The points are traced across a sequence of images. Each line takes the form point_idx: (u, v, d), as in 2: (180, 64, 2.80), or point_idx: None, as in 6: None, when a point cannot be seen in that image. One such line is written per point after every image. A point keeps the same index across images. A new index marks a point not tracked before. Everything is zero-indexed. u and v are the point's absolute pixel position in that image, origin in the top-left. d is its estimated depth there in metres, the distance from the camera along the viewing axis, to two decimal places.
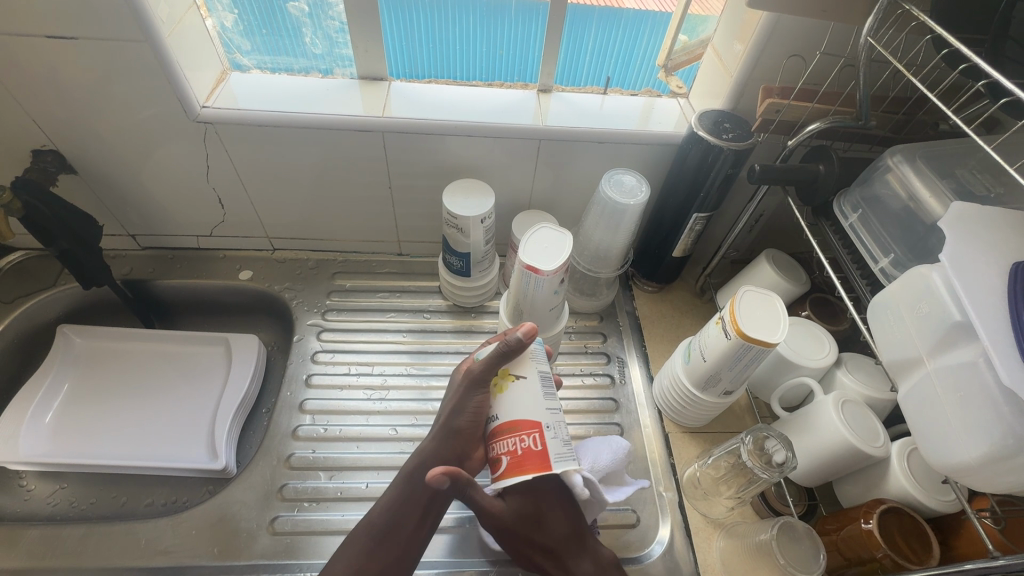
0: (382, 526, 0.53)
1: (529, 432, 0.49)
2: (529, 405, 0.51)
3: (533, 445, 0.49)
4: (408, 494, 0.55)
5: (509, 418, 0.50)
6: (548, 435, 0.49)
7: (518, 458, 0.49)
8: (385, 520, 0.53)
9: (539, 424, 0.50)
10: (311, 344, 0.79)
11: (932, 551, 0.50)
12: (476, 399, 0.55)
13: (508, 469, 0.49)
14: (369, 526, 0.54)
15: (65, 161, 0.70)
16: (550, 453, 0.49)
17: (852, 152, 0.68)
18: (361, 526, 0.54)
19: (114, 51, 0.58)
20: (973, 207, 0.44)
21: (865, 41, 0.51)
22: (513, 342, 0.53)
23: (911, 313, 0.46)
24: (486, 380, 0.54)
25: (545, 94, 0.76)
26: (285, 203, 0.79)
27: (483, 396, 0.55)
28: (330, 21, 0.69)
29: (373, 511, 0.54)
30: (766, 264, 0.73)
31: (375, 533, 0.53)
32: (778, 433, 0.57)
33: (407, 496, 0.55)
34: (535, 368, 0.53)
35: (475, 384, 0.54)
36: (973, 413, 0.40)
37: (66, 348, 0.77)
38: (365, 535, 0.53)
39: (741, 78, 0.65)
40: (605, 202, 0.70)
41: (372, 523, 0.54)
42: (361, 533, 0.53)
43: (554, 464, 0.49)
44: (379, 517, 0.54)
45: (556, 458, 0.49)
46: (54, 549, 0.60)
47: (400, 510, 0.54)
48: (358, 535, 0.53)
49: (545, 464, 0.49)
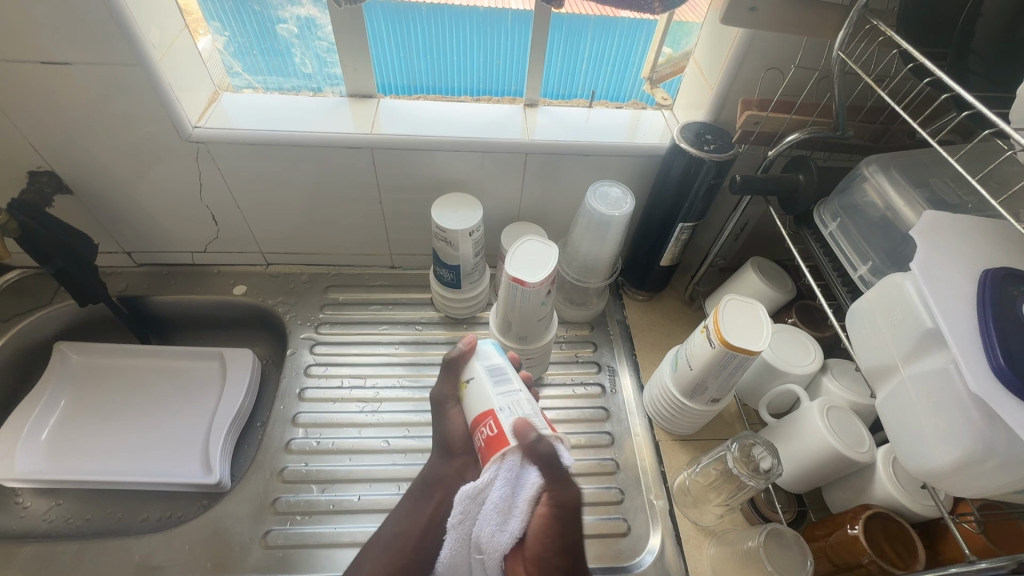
0: (390, 535, 0.55)
1: (485, 422, 0.48)
2: (481, 399, 0.50)
3: (490, 431, 0.47)
4: (414, 505, 0.57)
5: (472, 417, 0.50)
6: (501, 416, 0.47)
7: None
8: (394, 530, 0.55)
9: (490, 410, 0.49)
10: (305, 357, 0.80)
11: (917, 556, 0.51)
12: (446, 414, 0.55)
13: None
14: (378, 538, 0.55)
15: (61, 181, 0.71)
16: (506, 432, 0.46)
17: (832, 162, 0.69)
18: (372, 540, 0.55)
19: (106, 75, 0.60)
20: (943, 216, 0.45)
21: (836, 55, 0.52)
22: (454, 355, 0.55)
23: (886, 320, 0.47)
24: (450, 394, 0.55)
25: (531, 108, 0.78)
26: (277, 219, 0.80)
27: (454, 410, 0.55)
28: (320, 41, 0.70)
29: (385, 524, 0.56)
30: (752, 272, 0.73)
31: (385, 542, 0.54)
32: (765, 440, 0.58)
33: (414, 508, 0.56)
34: (482, 366, 0.53)
35: (442, 403, 0.56)
36: (945, 419, 0.41)
37: (63, 364, 0.78)
38: (375, 545, 0.55)
39: (721, 90, 0.66)
40: (590, 214, 0.71)
41: (382, 534, 0.55)
42: (375, 549, 0.54)
43: (512, 440, 0.46)
44: (389, 528, 0.56)
45: (512, 432, 0.46)
46: (49, 565, 0.60)
47: (407, 520, 0.55)
48: (369, 549, 0.54)
49: (504, 441, 0.46)
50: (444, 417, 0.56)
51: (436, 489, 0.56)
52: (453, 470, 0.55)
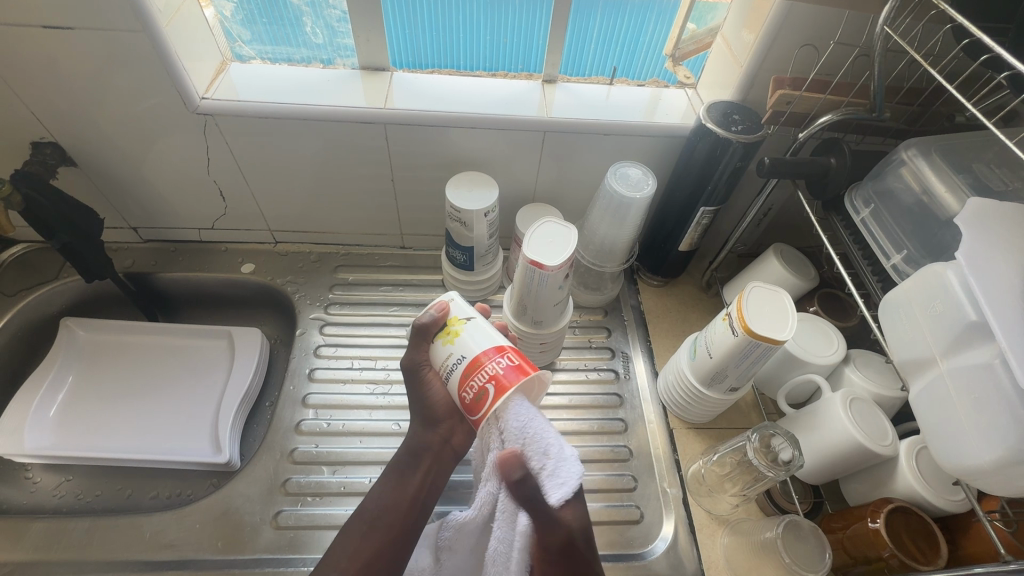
0: (375, 510, 0.50)
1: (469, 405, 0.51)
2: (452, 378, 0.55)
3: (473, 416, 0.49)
4: (399, 478, 0.53)
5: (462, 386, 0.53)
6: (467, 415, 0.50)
7: (500, 379, 0.47)
8: (379, 502, 0.51)
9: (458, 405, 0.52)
10: (314, 337, 0.79)
11: (940, 551, 0.50)
12: (424, 378, 0.53)
13: (498, 392, 0.46)
14: (361, 512, 0.50)
15: (65, 153, 0.69)
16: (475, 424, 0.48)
17: (865, 145, 0.67)
18: (356, 515, 0.50)
19: (111, 41, 0.57)
20: (989, 203, 0.44)
21: (880, 30, 0.49)
22: (424, 321, 0.53)
23: (924, 311, 0.45)
24: (425, 363, 0.54)
25: (549, 84, 0.75)
26: (286, 196, 0.78)
27: (432, 375, 0.53)
28: (330, 9, 0.68)
29: (367, 495, 0.52)
30: (774, 258, 0.71)
31: (371, 516, 0.50)
32: (785, 431, 0.56)
33: (398, 478, 0.53)
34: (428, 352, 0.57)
35: (416, 369, 0.54)
36: (988, 415, 0.40)
37: (70, 341, 0.77)
38: (360, 520, 0.50)
39: (751, 68, 0.63)
40: (610, 196, 0.69)
41: (366, 508, 0.51)
42: (360, 525, 0.49)
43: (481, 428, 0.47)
44: (373, 501, 0.51)
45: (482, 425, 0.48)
46: (60, 542, 0.60)
47: (392, 492, 0.52)
48: (353, 523, 0.50)
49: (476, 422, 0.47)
50: (422, 384, 0.53)
51: (421, 457, 0.54)
52: (438, 437, 0.54)
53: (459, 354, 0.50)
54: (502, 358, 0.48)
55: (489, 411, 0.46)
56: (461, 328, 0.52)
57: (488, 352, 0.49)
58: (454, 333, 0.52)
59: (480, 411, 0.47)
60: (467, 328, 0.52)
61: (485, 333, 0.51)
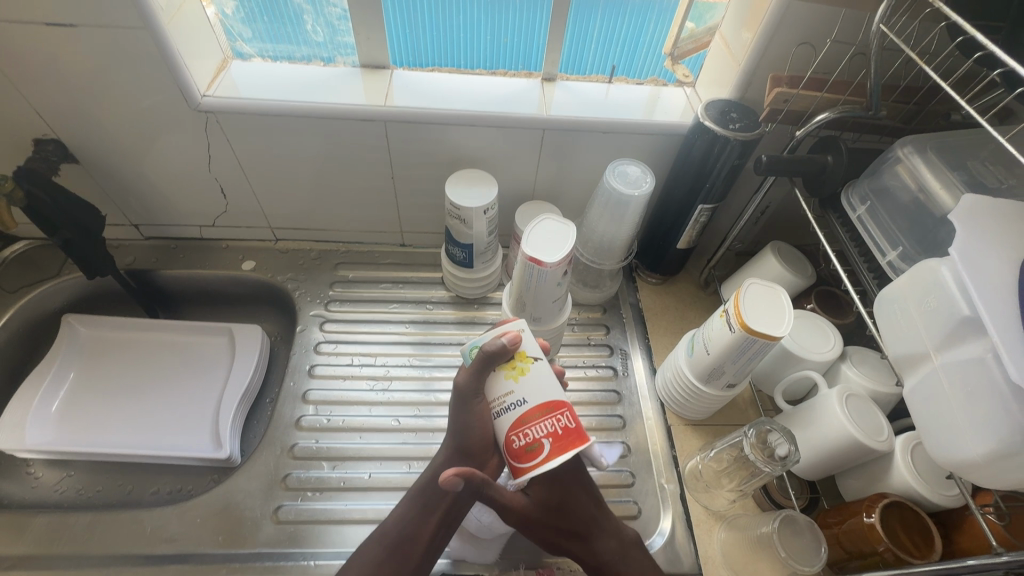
0: (396, 538, 0.52)
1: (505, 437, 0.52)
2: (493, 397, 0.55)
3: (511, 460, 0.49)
4: (424, 505, 0.53)
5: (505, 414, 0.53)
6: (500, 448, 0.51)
7: (560, 438, 0.47)
8: (400, 530, 0.52)
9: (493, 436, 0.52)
10: (314, 334, 0.80)
11: (934, 546, 0.50)
12: (471, 410, 0.51)
13: (552, 451, 0.47)
14: (382, 535, 0.53)
15: (67, 150, 0.69)
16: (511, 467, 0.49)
17: (861, 143, 0.67)
18: (376, 537, 0.53)
19: (114, 38, 0.58)
20: (983, 200, 0.44)
21: (877, 28, 0.49)
22: (493, 349, 0.50)
23: (918, 307, 0.46)
24: (474, 391, 0.51)
25: (549, 82, 0.75)
26: (287, 193, 0.79)
27: (482, 406, 0.51)
28: (331, 8, 0.68)
29: (388, 520, 0.53)
30: (771, 256, 0.72)
31: (391, 542, 0.52)
32: (781, 426, 0.57)
33: (424, 505, 0.54)
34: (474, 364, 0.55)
35: (466, 397, 0.51)
36: (980, 409, 0.40)
37: (71, 337, 0.78)
38: (379, 544, 0.52)
39: (749, 66, 0.64)
40: (608, 194, 0.69)
41: (386, 533, 0.53)
42: (376, 547, 0.52)
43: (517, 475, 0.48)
44: (395, 526, 0.53)
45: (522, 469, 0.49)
46: (62, 535, 0.60)
47: (415, 522, 0.53)
48: (371, 544, 0.53)
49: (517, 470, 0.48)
50: (467, 413, 0.52)
51: (448, 487, 0.54)
52: (470, 472, 0.53)
53: (520, 397, 0.49)
54: (562, 417, 0.48)
55: (541, 467, 0.47)
56: (527, 367, 0.50)
57: (551, 405, 0.49)
58: (517, 371, 0.50)
59: (530, 463, 0.47)
60: (534, 369, 0.51)
61: (550, 380, 0.51)
